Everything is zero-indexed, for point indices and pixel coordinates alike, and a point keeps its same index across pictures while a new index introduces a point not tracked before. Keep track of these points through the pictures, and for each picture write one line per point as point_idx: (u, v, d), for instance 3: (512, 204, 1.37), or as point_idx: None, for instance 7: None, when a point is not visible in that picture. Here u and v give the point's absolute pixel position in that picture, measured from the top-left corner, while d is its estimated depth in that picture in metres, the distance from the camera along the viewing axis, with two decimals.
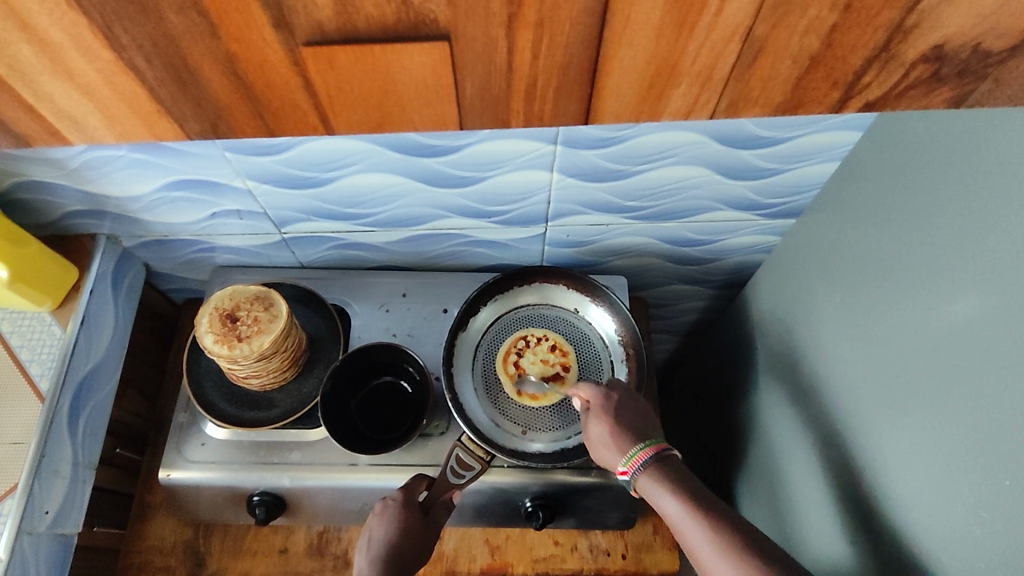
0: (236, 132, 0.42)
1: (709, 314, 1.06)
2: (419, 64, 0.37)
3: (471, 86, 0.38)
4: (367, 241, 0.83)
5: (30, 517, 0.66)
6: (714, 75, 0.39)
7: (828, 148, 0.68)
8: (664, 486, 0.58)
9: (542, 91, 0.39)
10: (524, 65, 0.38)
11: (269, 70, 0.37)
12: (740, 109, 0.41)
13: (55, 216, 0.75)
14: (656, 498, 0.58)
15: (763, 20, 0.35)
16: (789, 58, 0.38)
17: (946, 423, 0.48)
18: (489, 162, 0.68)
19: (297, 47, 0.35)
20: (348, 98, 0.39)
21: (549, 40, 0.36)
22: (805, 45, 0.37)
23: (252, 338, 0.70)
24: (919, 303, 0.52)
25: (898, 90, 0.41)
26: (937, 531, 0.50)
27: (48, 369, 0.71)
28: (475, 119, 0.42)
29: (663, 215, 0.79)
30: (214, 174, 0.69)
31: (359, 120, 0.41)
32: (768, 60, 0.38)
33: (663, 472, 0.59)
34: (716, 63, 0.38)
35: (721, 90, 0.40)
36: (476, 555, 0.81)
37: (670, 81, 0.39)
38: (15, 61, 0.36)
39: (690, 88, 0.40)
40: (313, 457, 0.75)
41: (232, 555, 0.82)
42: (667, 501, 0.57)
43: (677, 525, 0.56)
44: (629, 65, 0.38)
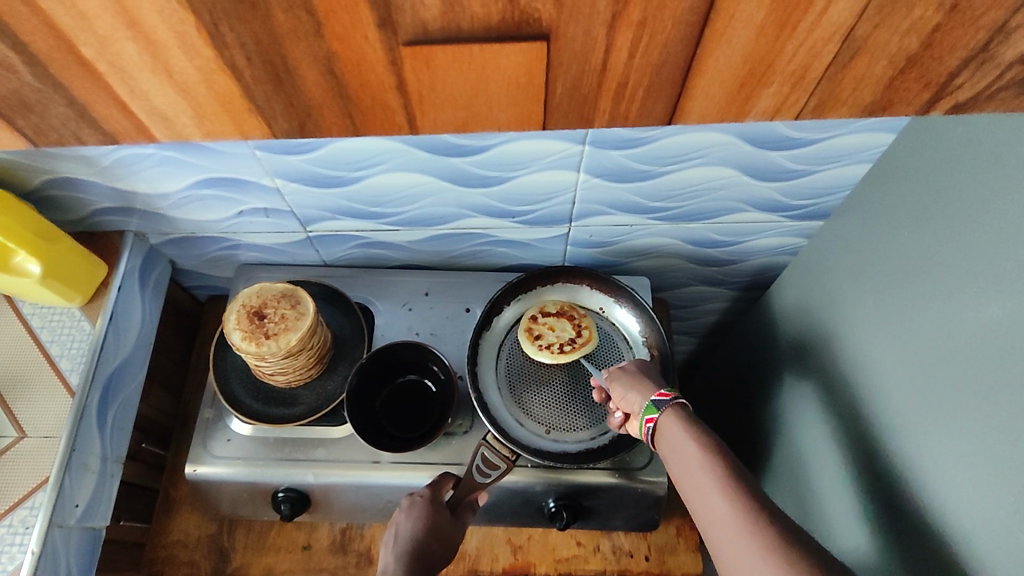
0: (324, 130, 0.42)
1: (730, 316, 1.05)
2: (512, 65, 0.37)
3: (562, 84, 0.38)
4: (391, 240, 0.83)
5: (60, 510, 0.67)
6: (807, 74, 0.39)
7: (858, 149, 0.67)
8: (683, 431, 0.58)
9: (633, 90, 0.39)
10: (618, 64, 0.37)
11: (369, 70, 0.37)
12: (829, 109, 0.41)
13: (85, 213, 0.76)
14: (672, 442, 0.58)
15: (868, 19, 0.35)
16: (885, 58, 0.38)
17: (985, 427, 0.48)
18: (517, 162, 0.68)
19: (398, 45, 0.36)
20: (439, 99, 0.40)
21: (649, 39, 0.36)
22: (903, 46, 0.37)
23: (279, 335, 0.70)
24: (954, 307, 0.51)
25: (990, 92, 0.40)
26: (973, 540, 0.49)
27: (78, 363, 0.72)
28: (560, 119, 0.41)
29: (688, 216, 0.78)
30: (242, 172, 0.69)
31: (445, 121, 0.41)
32: (865, 60, 0.38)
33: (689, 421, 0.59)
34: (812, 63, 0.38)
35: (812, 89, 0.40)
36: (498, 554, 0.81)
37: (763, 80, 0.39)
38: (117, 58, 0.36)
39: (781, 87, 0.39)
40: (338, 454, 0.75)
41: (256, 550, 0.82)
42: (682, 445, 0.57)
43: (683, 465, 0.55)
44: (724, 64, 0.38)
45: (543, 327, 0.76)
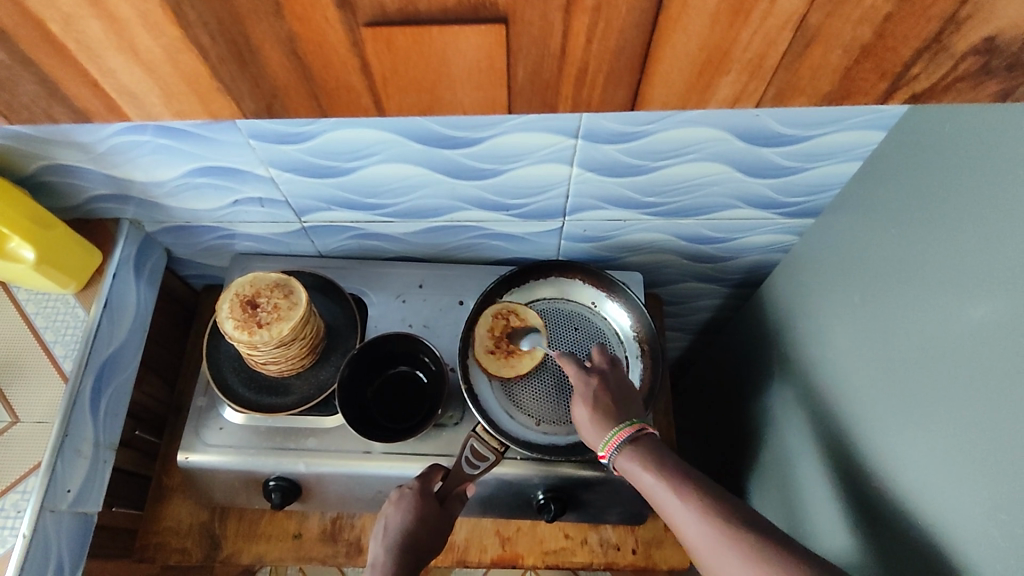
0: (291, 111, 0.42)
1: (724, 313, 1.05)
2: (472, 48, 0.38)
3: (523, 68, 0.39)
4: (385, 231, 0.83)
5: (53, 494, 0.67)
6: (764, 63, 0.39)
7: (850, 147, 0.68)
8: (639, 459, 0.59)
9: (592, 77, 0.39)
10: (577, 51, 0.38)
11: (329, 49, 0.37)
12: (787, 100, 0.42)
13: (80, 200, 0.76)
14: (633, 475, 0.59)
15: (819, 7, 0.35)
16: (840, 47, 0.38)
17: (965, 424, 0.48)
18: (510, 155, 0.68)
19: (358, 26, 0.36)
20: (402, 81, 0.40)
21: (604, 25, 0.36)
22: (857, 35, 0.37)
23: (272, 324, 0.70)
24: (939, 305, 0.52)
25: (948, 81, 0.40)
26: (951, 535, 0.49)
27: (71, 350, 0.72)
28: (525, 103, 0.42)
29: (681, 212, 0.78)
30: (237, 161, 0.70)
31: (410, 104, 0.42)
32: (819, 50, 0.38)
33: (638, 450, 0.59)
34: (768, 51, 0.38)
35: (770, 78, 0.40)
36: (487, 546, 0.82)
37: (720, 68, 0.39)
38: (82, 36, 0.36)
39: (739, 75, 0.40)
40: (328, 444, 0.76)
41: (246, 538, 0.83)
42: (643, 476, 0.58)
43: (656, 502, 0.56)
44: (682, 51, 0.38)
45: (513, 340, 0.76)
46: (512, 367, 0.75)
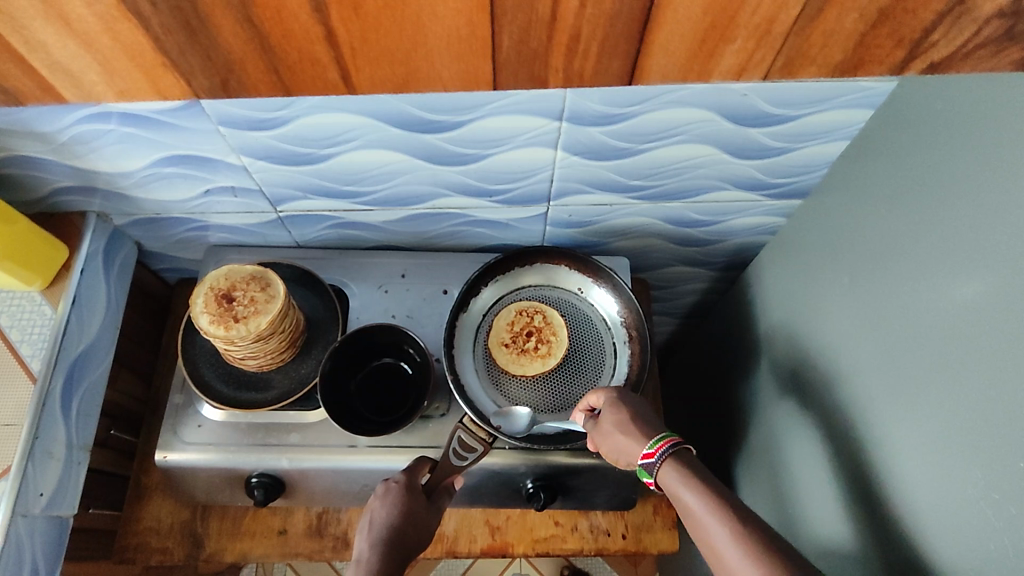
0: (247, 88, 0.45)
1: (709, 296, 1.05)
2: (452, 11, 0.40)
3: (508, 38, 0.41)
4: (365, 220, 0.81)
5: (25, 498, 0.65)
6: (773, 27, 0.44)
7: (838, 127, 0.67)
8: (683, 478, 0.55)
9: (580, 44, 0.42)
10: (568, 15, 0.41)
11: (289, 17, 0.39)
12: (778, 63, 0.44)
13: (43, 193, 0.73)
14: (676, 492, 0.55)
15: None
16: (856, 12, 0.43)
17: (958, 402, 0.48)
18: (492, 139, 0.66)
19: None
20: (373, 52, 0.42)
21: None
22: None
23: (249, 318, 0.68)
24: (930, 285, 0.51)
25: (969, 48, 0.48)
26: (945, 517, 0.49)
27: (39, 349, 0.69)
28: (512, 78, 0.45)
29: (667, 195, 0.77)
30: (208, 150, 0.67)
31: (384, 77, 0.45)
32: (835, 12, 0.43)
33: (687, 469, 0.56)
34: (776, 16, 0.43)
35: (780, 44, 0.45)
36: (477, 536, 0.81)
37: (727, 35, 0.44)
38: None
39: (745, 43, 0.45)
40: (312, 439, 0.74)
41: (230, 536, 0.81)
42: (688, 496, 0.54)
43: (694, 520, 0.53)
44: (684, 17, 0.42)
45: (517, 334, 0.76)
46: (521, 364, 0.75)
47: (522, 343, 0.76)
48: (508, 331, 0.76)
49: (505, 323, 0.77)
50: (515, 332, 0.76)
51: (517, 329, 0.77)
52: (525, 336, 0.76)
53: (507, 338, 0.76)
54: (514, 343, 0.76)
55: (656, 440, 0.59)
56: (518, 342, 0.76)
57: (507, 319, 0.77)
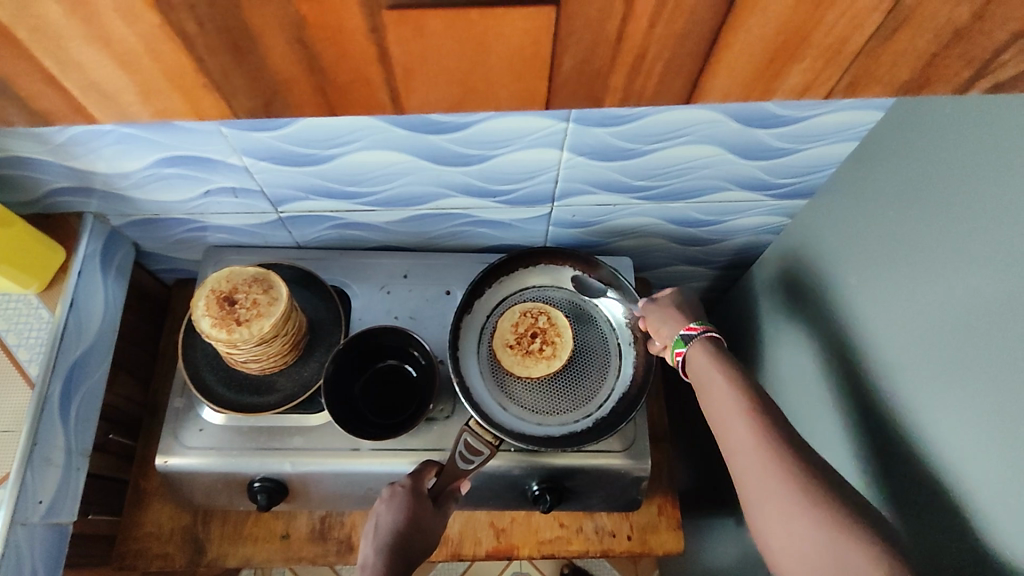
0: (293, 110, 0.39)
1: (710, 295, 1.05)
2: (516, 33, 0.34)
3: (571, 58, 0.36)
4: (367, 220, 0.80)
5: (23, 507, 0.64)
6: (844, 49, 0.36)
7: (845, 127, 0.66)
8: (709, 359, 0.59)
9: (649, 64, 0.36)
10: (638, 34, 0.34)
11: (344, 41, 0.34)
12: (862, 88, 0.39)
13: (39, 194, 0.71)
14: (699, 369, 0.60)
15: None
16: (931, 32, 0.35)
17: (965, 409, 0.47)
18: (498, 140, 0.65)
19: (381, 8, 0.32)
20: (429, 74, 0.37)
21: (673, 5, 0.33)
22: (953, 16, 0.34)
23: (251, 322, 0.67)
24: (938, 285, 0.51)
25: None
26: (951, 522, 0.49)
27: (36, 354, 0.68)
28: (568, 97, 0.39)
29: (672, 195, 0.77)
30: (209, 151, 0.66)
31: (434, 101, 0.39)
32: (909, 34, 0.35)
33: (716, 354, 0.60)
34: (850, 36, 0.36)
35: (846, 66, 0.38)
36: (481, 538, 0.80)
37: (797, 54, 0.36)
38: (41, 21, 0.32)
39: (815, 63, 0.37)
40: (315, 442, 0.73)
41: (232, 541, 0.80)
42: (709, 372, 0.58)
43: (706, 396, 0.57)
44: (755, 36, 0.35)
45: (522, 334, 0.76)
46: (526, 367, 0.74)
47: (528, 343, 0.75)
48: (512, 331, 0.76)
49: (509, 324, 0.76)
50: (519, 332, 0.76)
51: (522, 328, 0.76)
52: (530, 337, 0.76)
53: (512, 340, 0.75)
54: (518, 343, 0.75)
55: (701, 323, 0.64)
56: (523, 342, 0.75)
57: (512, 319, 0.77)
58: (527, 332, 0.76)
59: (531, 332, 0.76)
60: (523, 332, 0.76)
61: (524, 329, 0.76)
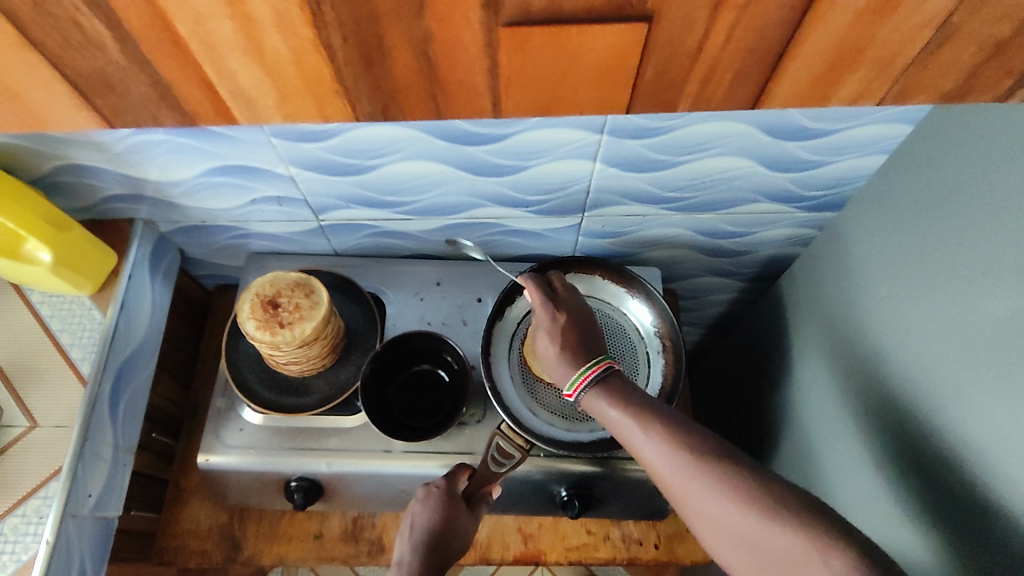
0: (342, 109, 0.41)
1: (736, 307, 1.06)
2: (604, 48, 0.36)
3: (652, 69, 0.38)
4: (403, 229, 0.83)
5: (74, 500, 0.66)
6: (894, 61, 0.38)
7: (875, 141, 0.67)
8: (605, 397, 0.56)
9: (721, 74, 0.38)
10: (714, 47, 0.37)
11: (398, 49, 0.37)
12: (909, 96, 0.41)
13: (95, 200, 0.75)
14: (601, 413, 0.56)
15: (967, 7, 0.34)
16: (974, 45, 0.37)
17: (998, 417, 0.48)
18: (534, 151, 0.67)
19: (498, 25, 0.35)
20: (522, 82, 0.39)
21: (749, 21, 0.35)
22: (993, 33, 0.36)
23: (294, 325, 0.70)
24: (969, 296, 0.52)
25: None
26: (982, 530, 0.49)
27: (89, 353, 0.71)
28: (642, 103, 0.41)
29: (701, 206, 0.78)
30: (257, 160, 0.69)
31: (525, 104, 0.41)
32: (953, 48, 0.37)
33: (609, 389, 0.56)
34: (900, 50, 0.37)
35: (896, 76, 0.39)
36: (509, 543, 0.82)
37: (851, 67, 0.38)
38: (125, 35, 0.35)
39: (867, 74, 0.39)
40: (351, 443, 0.75)
41: (267, 540, 0.82)
42: (608, 412, 0.55)
43: (624, 436, 0.54)
44: (818, 50, 0.37)
45: None
46: None
47: None
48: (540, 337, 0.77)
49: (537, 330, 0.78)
50: None
51: None
52: None
53: None
54: None
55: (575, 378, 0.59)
56: None
57: None
58: None
59: None
60: None
61: None
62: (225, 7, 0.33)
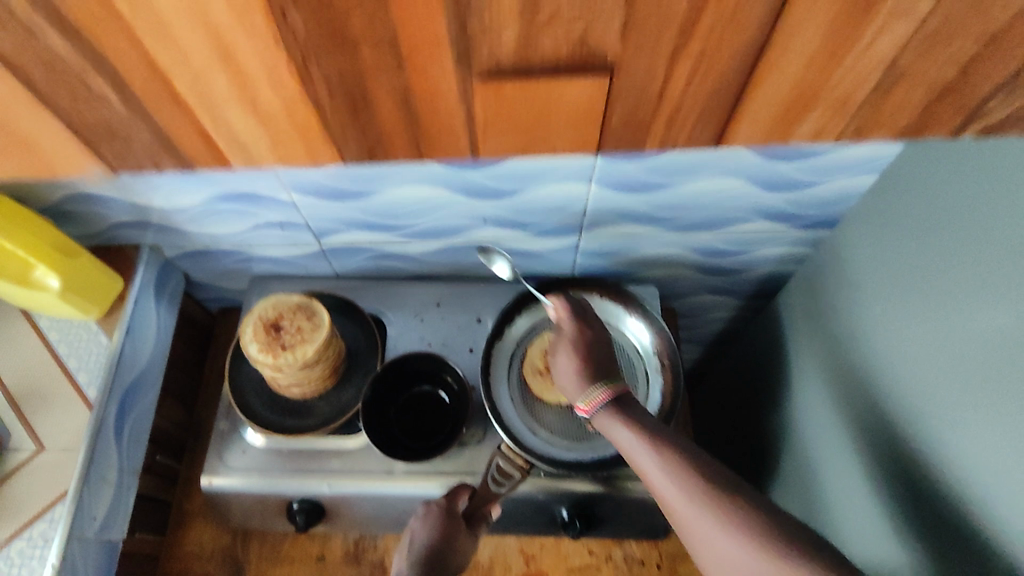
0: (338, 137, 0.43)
1: (736, 324, 1.06)
2: (578, 96, 0.40)
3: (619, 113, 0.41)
4: (403, 252, 0.84)
5: (80, 522, 0.67)
6: (851, 100, 0.40)
7: (866, 161, 0.68)
8: (618, 418, 0.56)
9: (683, 117, 0.41)
10: (676, 92, 0.39)
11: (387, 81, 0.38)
12: (869, 130, 0.43)
13: (102, 227, 0.77)
14: (612, 432, 0.56)
15: (911, 48, 0.36)
16: (924, 84, 0.39)
17: (987, 433, 0.48)
18: (530, 175, 0.69)
19: (473, 76, 0.38)
20: (504, 123, 0.42)
21: (707, 68, 0.37)
22: (941, 73, 0.38)
23: (296, 347, 0.71)
24: (960, 314, 0.52)
25: None
26: (972, 548, 0.50)
27: (95, 377, 0.72)
28: (615, 142, 0.44)
29: (696, 226, 0.79)
30: (260, 187, 0.70)
31: (503, 143, 0.44)
32: (906, 85, 0.39)
33: (622, 409, 0.56)
34: (855, 89, 0.39)
35: (852, 113, 0.41)
36: (512, 564, 0.81)
37: (807, 105, 0.41)
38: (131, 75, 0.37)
39: (824, 111, 0.41)
40: (352, 465, 0.76)
41: (270, 562, 0.83)
42: (620, 432, 0.55)
43: (633, 458, 0.54)
44: (774, 89, 0.39)
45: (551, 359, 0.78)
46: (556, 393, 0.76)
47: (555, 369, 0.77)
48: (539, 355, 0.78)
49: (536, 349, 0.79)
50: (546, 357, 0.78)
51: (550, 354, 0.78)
52: None
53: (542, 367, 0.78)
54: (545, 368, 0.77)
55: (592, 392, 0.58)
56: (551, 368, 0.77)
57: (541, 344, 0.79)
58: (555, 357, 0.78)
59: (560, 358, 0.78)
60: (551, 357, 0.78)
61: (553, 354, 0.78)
62: (231, 60, 0.36)
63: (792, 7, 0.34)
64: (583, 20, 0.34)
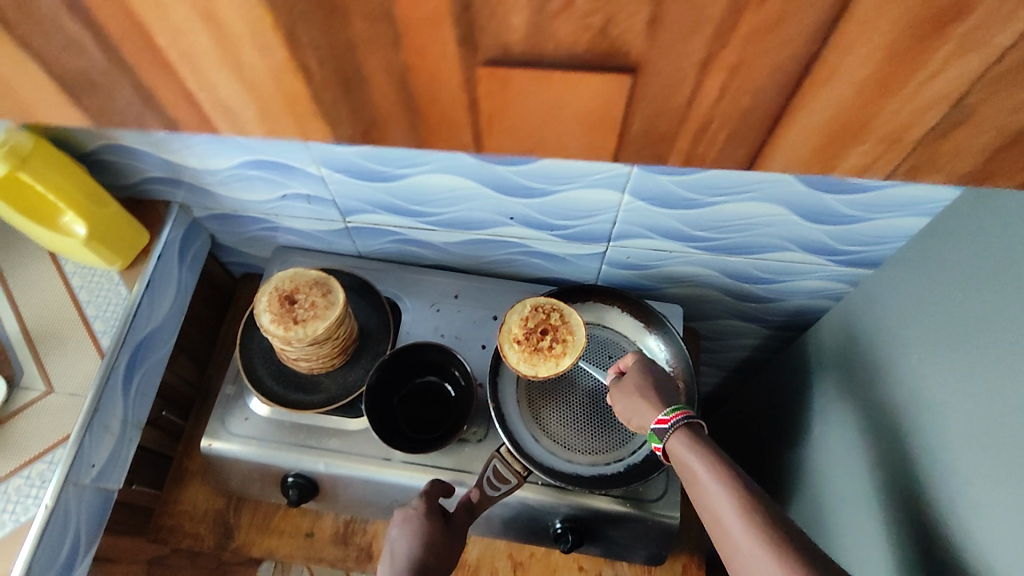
0: None
1: (760, 355, 1.03)
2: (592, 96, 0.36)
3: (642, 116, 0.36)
4: (427, 239, 0.83)
5: (77, 468, 0.67)
6: (906, 136, 0.36)
7: (916, 203, 0.65)
8: (694, 447, 0.55)
9: (716, 129, 0.37)
10: (706, 102, 0.35)
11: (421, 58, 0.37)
12: (908, 179, 0.39)
13: (134, 179, 0.78)
14: (682, 459, 0.56)
15: (974, 91, 0.33)
16: (989, 130, 0.35)
17: (1014, 508, 0.45)
18: (563, 177, 0.67)
19: (477, 64, 0.34)
20: (504, 125, 0.38)
21: (739, 82, 0.34)
22: (1010, 120, 0.34)
23: (307, 322, 0.70)
24: (996, 375, 0.49)
25: None
26: None
27: (110, 326, 0.73)
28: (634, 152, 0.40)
29: (729, 249, 0.76)
30: (290, 158, 0.70)
31: (510, 145, 0.40)
32: (967, 130, 0.35)
33: (700, 439, 0.56)
34: (911, 124, 0.35)
35: (908, 152, 0.37)
36: (498, 568, 0.80)
37: (856, 136, 0.37)
38: None
39: (875, 145, 0.37)
40: (350, 446, 0.75)
41: (260, 530, 0.83)
42: (692, 461, 0.54)
43: (698, 486, 0.52)
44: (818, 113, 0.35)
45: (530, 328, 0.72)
46: (534, 364, 0.70)
47: (533, 338, 0.71)
48: (520, 324, 0.72)
49: (517, 316, 0.72)
50: (528, 326, 0.72)
51: (531, 322, 0.72)
52: (540, 333, 0.71)
53: (520, 335, 0.71)
54: (525, 338, 0.71)
55: (673, 409, 0.60)
56: (530, 337, 0.71)
57: (522, 312, 0.73)
58: (535, 326, 0.72)
59: (540, 326, 0.72)
60: (531, 326, 0.72)
61: (533, 322, 0.72)
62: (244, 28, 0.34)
63: (850, 32, 0.31)
64: (600, 13, 0.31)
